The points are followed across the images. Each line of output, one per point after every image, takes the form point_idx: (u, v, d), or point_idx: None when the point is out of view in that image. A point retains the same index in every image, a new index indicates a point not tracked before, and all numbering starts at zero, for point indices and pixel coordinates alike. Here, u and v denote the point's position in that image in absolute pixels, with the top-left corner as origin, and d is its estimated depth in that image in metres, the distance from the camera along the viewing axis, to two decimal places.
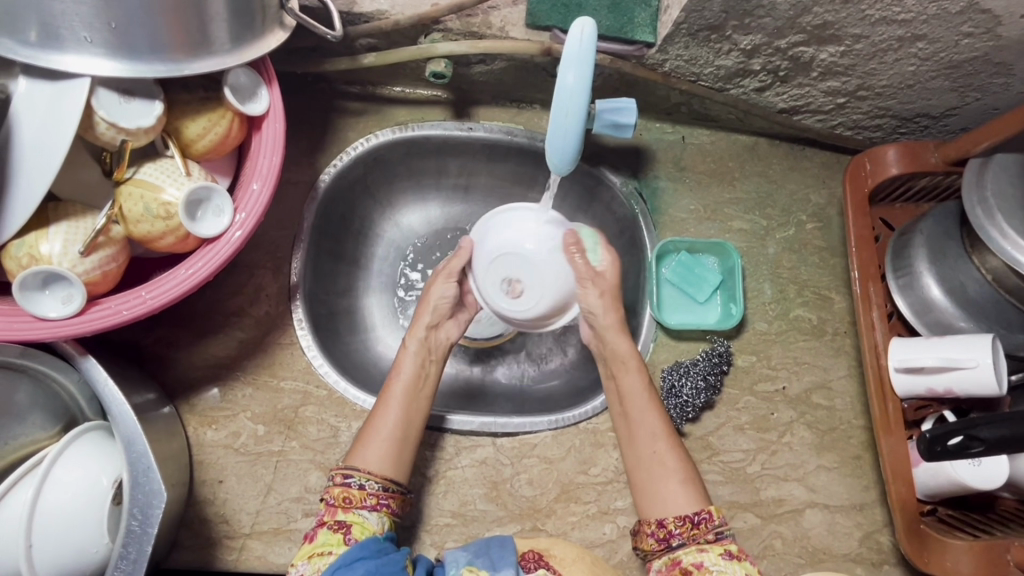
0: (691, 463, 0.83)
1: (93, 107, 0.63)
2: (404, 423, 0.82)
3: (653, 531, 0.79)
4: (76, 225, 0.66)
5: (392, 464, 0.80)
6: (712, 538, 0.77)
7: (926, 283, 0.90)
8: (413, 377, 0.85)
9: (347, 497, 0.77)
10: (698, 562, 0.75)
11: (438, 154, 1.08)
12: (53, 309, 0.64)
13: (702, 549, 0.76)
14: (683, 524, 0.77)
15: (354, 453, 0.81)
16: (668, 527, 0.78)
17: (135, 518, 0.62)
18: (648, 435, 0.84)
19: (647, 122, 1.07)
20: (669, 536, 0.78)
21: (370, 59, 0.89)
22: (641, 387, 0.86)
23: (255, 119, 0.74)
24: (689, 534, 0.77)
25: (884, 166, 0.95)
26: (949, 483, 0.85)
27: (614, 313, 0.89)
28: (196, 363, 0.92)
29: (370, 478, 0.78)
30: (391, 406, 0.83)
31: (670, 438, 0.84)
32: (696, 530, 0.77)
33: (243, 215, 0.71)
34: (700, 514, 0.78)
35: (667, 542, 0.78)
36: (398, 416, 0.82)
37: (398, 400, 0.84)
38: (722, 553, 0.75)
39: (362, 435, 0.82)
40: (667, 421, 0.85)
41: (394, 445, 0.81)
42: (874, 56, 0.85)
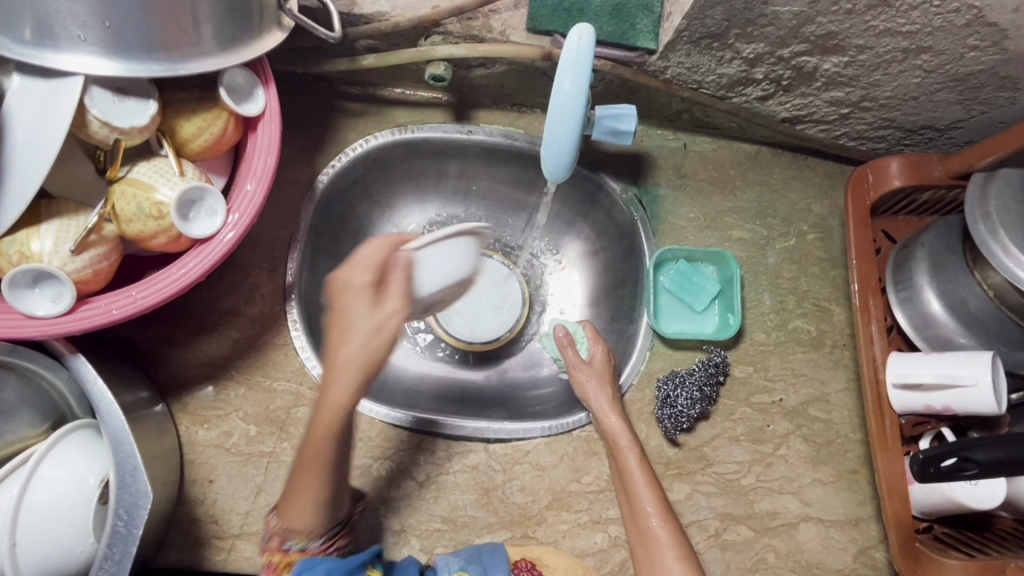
0: (686, 540, 0.81)
1: (86, 105, 0.63)
2: (332, 485, 0.75)
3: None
4: (68, 223, 0.65)
5: (319, 520, 0.75)
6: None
7: (927, 298, 0.89)
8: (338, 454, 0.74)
9: (290, 561, 0.75)
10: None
11: (437, 156, 1.08)
12: (43, 308, 0.64)
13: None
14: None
15: (285, 515, 0.75)
16: None
17: (120, 519, 0.62)
18: (642, 511, 0.83)
19: (649, 128, 1.06)
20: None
21: (370, 61, 0.89)
22: (638, 466, 0.86)
23: (252, 120, 0.74)
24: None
25: (886, 178, 0.94)
26: (946, 501, 0.83)
27: (609, 395, 0.93)
28: (189, 362, 0.92)
29: (311, 541, 0.76)
30: (316, 474, 0.73)
31: (666, 514, 0.83)
32: None
33: (236, 216, 0.70)
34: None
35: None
36: (322, 491, 0.74)
37: (323, 469, 0.73)
38: None
39: (293, 491, 0.74)
40: (662, 496, 0.84)
41: (329, 494, 0.75)
42: (878, 67, 0.84)
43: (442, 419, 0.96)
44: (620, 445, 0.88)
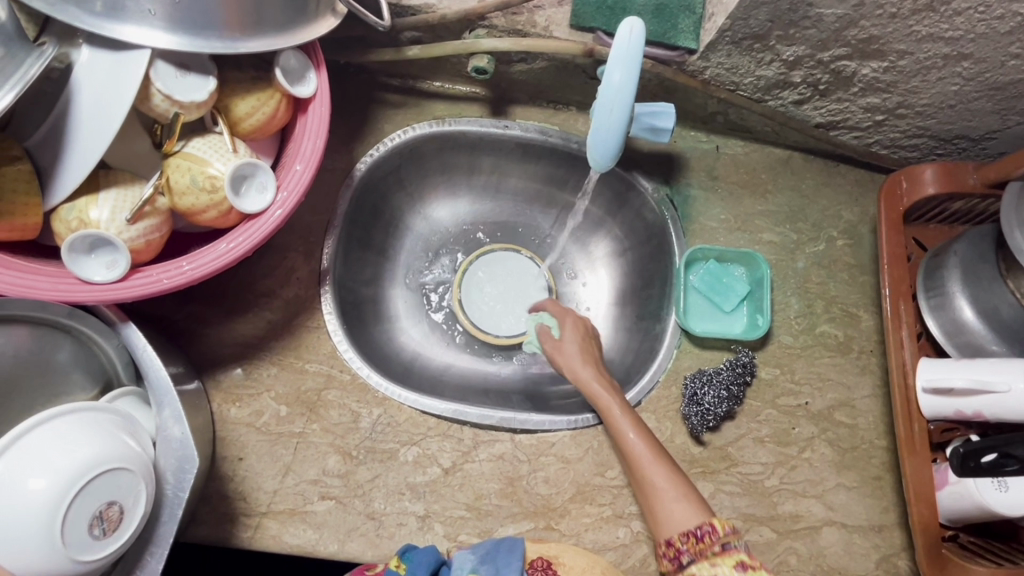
0: (685, 480, 0.81)
1: (151, 79, 0.65)
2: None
3: (662, 551, 0.77)
4: (125, 193, 0.67)
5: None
6: (719, 550, 0.74)
7: (959, 305, 0.89)
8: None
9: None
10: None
11: (471, 150, 1.10)
12: (98, 274, 0.66)
13: (712, 563, 0.73)
14: (687, 540, 0.75)
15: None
16: (676, 545, 0.76)
17: (168, 483, 0.67)
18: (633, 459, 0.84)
19: (682, 130, 1.07)
20: (678, 555, 0.76)
21: (414, 52, 0.91)
22: (623, 418, 0.87)
23: (302, 102, 0.76)
24: (695, 548, 0.75)
25: (920, 185, 0.95)
26: (974, 507, 0.83)
27: (590, 360, 0.96)
28: (224, 341, 0.93)
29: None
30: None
31: (657, 458, 0.83)
32: (701, 545, 0.75)
33: (284, 194, 0.72)
34: (703, 528, 0.75)
35: (677, 561, 0.76)
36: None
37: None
38: (733, 566, 0.73)
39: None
40: (652, 441, 0.85)
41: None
42: (917, 73, 0.85)
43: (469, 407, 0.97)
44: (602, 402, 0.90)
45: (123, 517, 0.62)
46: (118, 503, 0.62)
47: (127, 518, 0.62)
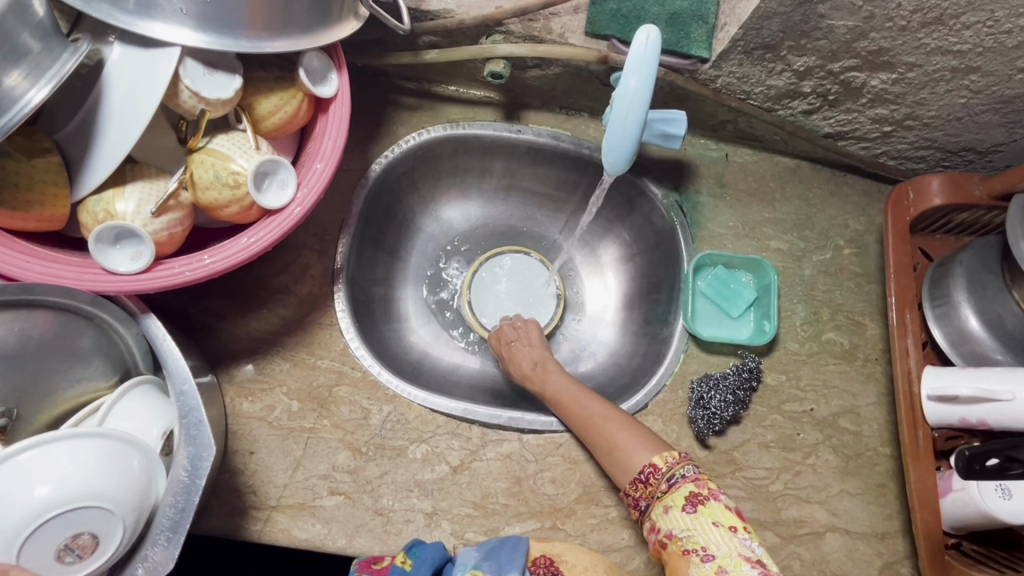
0: (630, 425, 0.89)
1: (180, 75, 0.67)
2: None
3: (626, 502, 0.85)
4: (150, 187, 0.69)
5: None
6: (665, 488, 0.81)
7: (964, 314, 0.90)
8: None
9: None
10: (669, 528, 0.78)
11: (484, 154, 1.11)
12: (123, 265, 0.68)
13: (665, 507, 0.80)
14: (638, 486, 0.83)
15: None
16: (632, 493, 0.84)
17: (185, 468, 0.67)
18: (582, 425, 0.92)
19: (692, 137, 1.09)
20: (637, 502, 0.84)
21: (432, 56, 0.93)
22: (568, 393, 0.95)
23: (324, 102, 0.78)
24: (647, 493, 0.83)
25: (927, 196, 0.96)
26: (978, 514, 0.84)
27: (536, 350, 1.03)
28: (238, 336, 0.95)
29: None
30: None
31: (601, 416, 0.91)
32: (649, 487, 0.82)
33: (304, 191, 0.74)
34: (647, 470, 0.83)
35: (640, 508, 0.84)
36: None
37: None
38: (682, 502, 0.79)
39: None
40: (598, 406, 0.92)
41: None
42: (926, 85, 0.87)
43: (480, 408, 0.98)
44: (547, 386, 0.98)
45: (95, 543, 0.64)
46: (87, 533, 0.63)
47: (101, 545, 0.64)
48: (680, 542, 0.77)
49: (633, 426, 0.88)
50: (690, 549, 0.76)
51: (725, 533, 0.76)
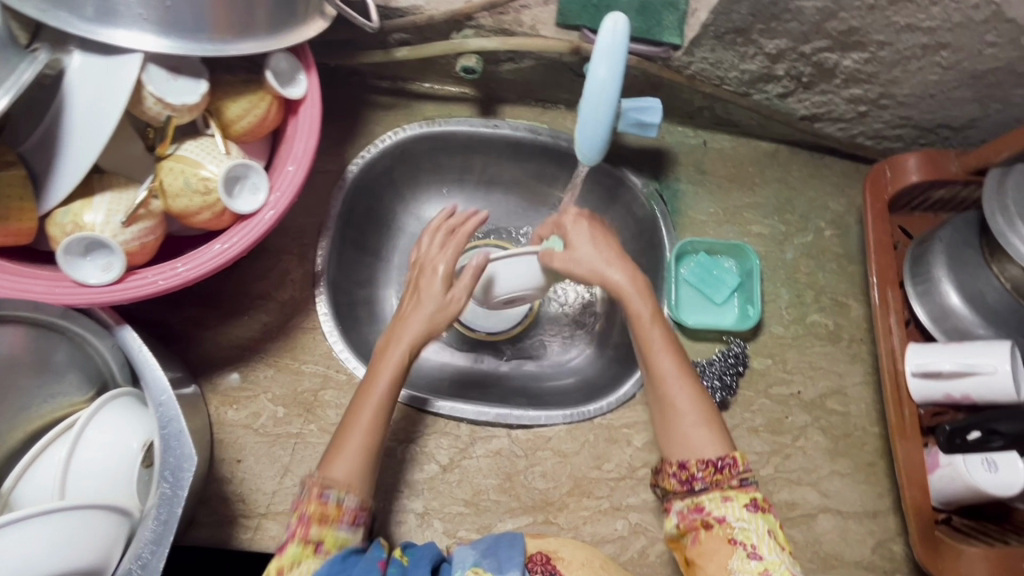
0: (711, 405, 0.78)
1: (143, 82, 0.66)
2: (373, 433, 0.77)
3: (675, 472, 0.75)
4: (119, 196, 0.68)
5: (364, 479, 0.75)
6: (736, 484, 0.73)
7: (945, 290, 0.91)
8: (395, 381, 0.80)
9: (325, 513, 0.71)
10: (720, 516, 0.72)
11: (462, 150, 1.10)
12: (94, 276, 0.67)
13: (725, 496, 0.73)
14: (705, 468, 0.74)
15: (326, 467, 0.74)
16: (691, 469, 0.74)
17: (166, 480, 0.67)
18: (659, 375, 0.79)
19: (670, 126, 1.09)
20: (692, 479, 0.74)
21: (403, 53, 0.92)
22: (658, 338, 0.81)
23: (293, 103, 0.77)
24: (712, 478, 0.74)
25: (904, 174, 0.96)
26: (965, 488, 0.84)
27: (617, 257, 0.87)
28: (221, 344, 0.94)
29: (347, 495, 0.73)
30: (368, 406, 0.78)
31: (686, 373, 0.79)
32: (719, 475, 0.73)
33: (277, 195, 0.73)
34: (725, 458, 0.74)
35: (691, 484, 0.74)
36: (393, 386, 0.79)
37: (375, 403, 0.78)
38: (746, 503, 0.72)
39: (334, 446, 0.76)
40: (684, 361, 0.80)
41: (367, 454, 0.76)
42: (897, 64, 0.87)
43: (437, 400, 0.97)
44: (641, 316, 0.82)
45: None
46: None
47: None
48: (730, 530, 0.71)
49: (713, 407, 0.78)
50: (738, 541, 0.70)
51: (778, 545, 0.71)
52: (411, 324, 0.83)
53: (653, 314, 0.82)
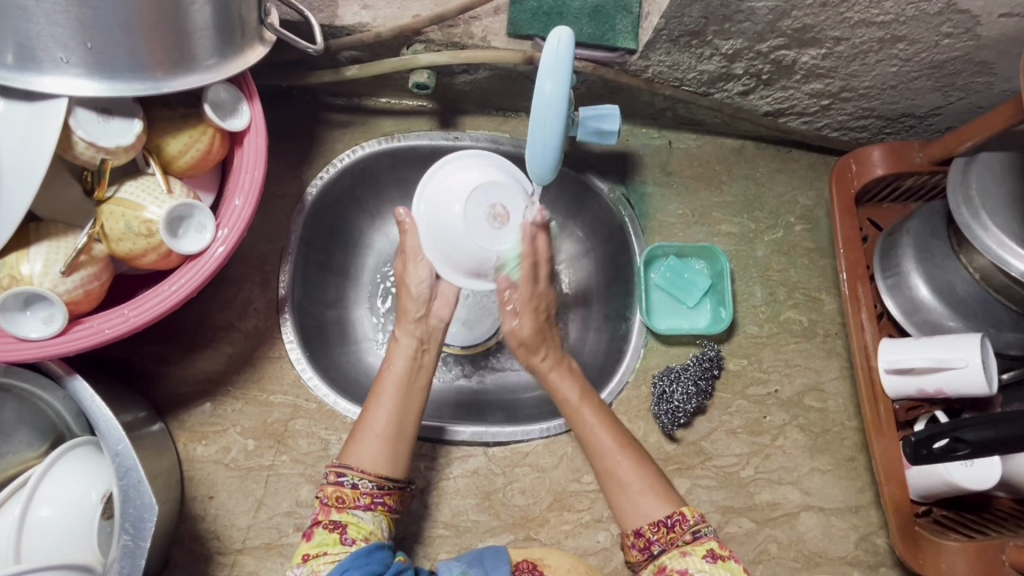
0: (655, 466, 0.79)
1: (71, 127, 0.64)
2: (397, 418, 0.79)
3: (633, 542, 0.75)
4: (58, 244, 0.66)
5: (387, 461, 0.77)
6: (690, 539, 0.73)
7: (915, 283, 0.90)
8: (409, 367, 0.83)
9: (340, 496, 0.74)
10: (682, 569, 0.71)
11: (424, 164, 1.07)
12: (35, 330, 0.65)
13: (683, 552, 0.72)
14: (659, 530, 0.74)
15: (348, 451, 0.77)
16: (646, 535, 0.74)
17: (127, 532, 0.65)
18: (599, 450, 0.80)
19: (634, 128, 1.07)
20: (649, 545, 0.74)
21: (353, 72, 0.90)
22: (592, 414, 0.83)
23: (238, 135, 0.74)
24: (666, 538, 0.74)
25: (869, 167, 0.95)
26: (941, 483, 0.84)
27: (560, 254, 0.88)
28: (185, 380, 0.92)
29: (364, 478, 0.75)
30: (382, 402, 0.80)
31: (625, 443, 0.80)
32: (672, 533, 0.73)
33: (225, 230, 0.71)
34: (674, 517, 0.74)
35: (649, 551, 0.74)
36: (401, 371, 0.82)
37: (390, 394, 0.81)
38: (705, 555, 0.71)
39: (356, 431, 0.78)
40: (622, 433, 0.82)
41: (388, 439, 0.78)
42: (855, 58, 0.85)
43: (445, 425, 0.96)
44: (570, 400, 0.84)
45: None
46: None
47: None
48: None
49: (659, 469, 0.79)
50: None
51: None
52: (408, 315, 0.85)
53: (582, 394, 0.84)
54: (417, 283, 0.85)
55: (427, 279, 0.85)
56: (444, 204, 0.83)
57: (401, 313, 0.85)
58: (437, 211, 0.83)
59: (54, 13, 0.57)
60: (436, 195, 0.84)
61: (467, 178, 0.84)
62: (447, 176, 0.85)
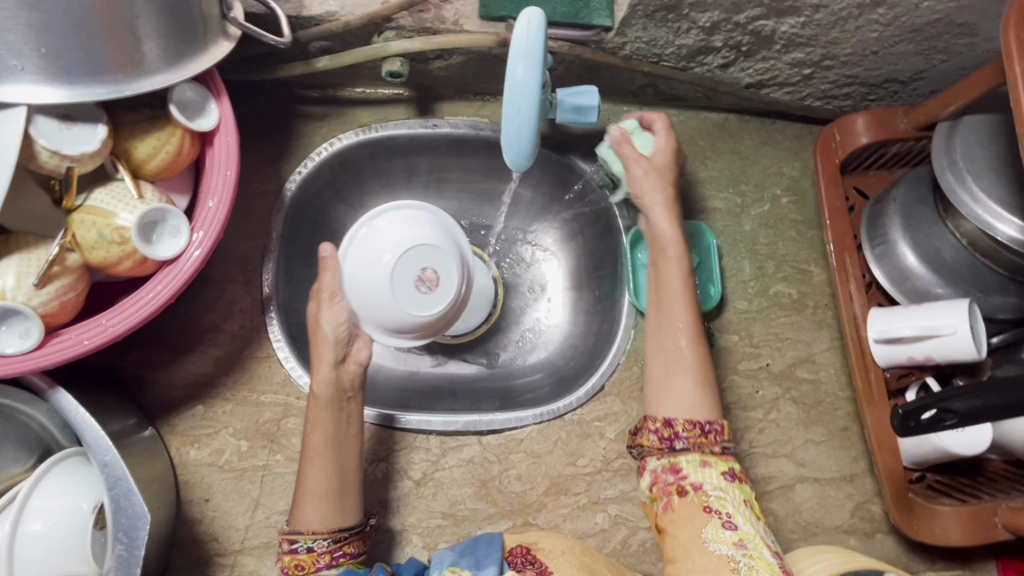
0: (710, 368, 0.82)
1: (33, 136, 0.62)
2: (335, 474, 0.78)
3: (658, 428, 0.77)
4: (28, 257, 0.65)
5: (338, 515, 0.78)
6: (716, 450, 0.77)
7: (902, 252, 0.89)
8: (333, 421, 0.80)
9: (298, 564, 0.74)
10: (698, 483, 0.75)
11: (405, 153, 1.06)
12: (12, 345, 0.64)
13: (704, 463, 0.76)
14: (691, 428, 0.77)
15: (296, 515, 0.77)
16: (676, 427, 0.77)
17: (120, 541, 0.64)
18: (671, 329, 0.83)
19: (615, 106, 1.05)
20: (674, 437, 0.77)
21: (324, 63, 0.87)
22: (682, 293, 0.84)
23: (207, 134, 0.73)
24: (695, 439, 0.77)
25: (853, 135, 0.95)
26: (933, 449, 0.85)
27: (667, 189, 0.89)
28: (174, 384, 0.91)
29: (317, 539, 0.75)
30: (317, 461, 0.78)
31: (697, 335, 0.83)
32: (703, 439, 0.77)
33: (201, 233, 0.70)
34: (712, 424, 0.78)
35: (671, 442, 0.77)
36: (325, 430, 0.80)
37: (321, 454, 0.79)
38: (725, 471, 0.76)
39: (298, 495, 0.78)
40: (698, 320, 0.84)
41: (334, 496, 0.78)
42: (835, 24, 0.84)
43: (398, 413, 0.95)
44: (668, 258, 0.86)
45: None
46: None
47: None
48: (705, 497, 0.74)
49: (711, 373, 0.82)
50: (713, 509, 0.73)
51: (753, 516, 0.75)
52: (324, 362, 0.80)
53: (678, 254, 0.86)
54: (332, 326, 0.82)
55: (342, 320, 0.82)
56: (375, 253, 0.87)
57: (315, 362, 0.81)
58: (366, 260, 0.87)
59: (3, 20, 0.56)
60: (368, 244, 0.88)
61: (402, 233, 0.88)
62: (383, 225, 0.89)
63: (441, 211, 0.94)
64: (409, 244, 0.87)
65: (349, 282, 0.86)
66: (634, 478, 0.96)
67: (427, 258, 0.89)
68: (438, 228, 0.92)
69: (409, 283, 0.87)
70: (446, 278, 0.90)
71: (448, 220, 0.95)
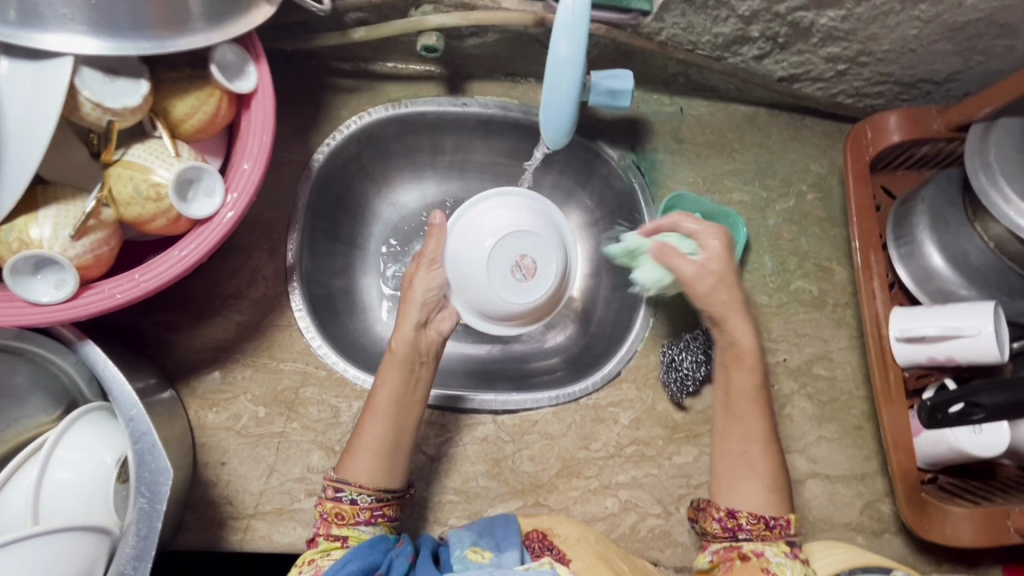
0: (781, 470, 0.82)
1: (77, 87, 0.62)
2: (392, 433, 0.79)
3: (721, 517, 0.80)
4: (66, 208, 0.65)
5: (385, 474, 0.78)
6: (781, 538, 0.78)
7: (928, 252, 0.89)
8: (404, 377, 0.81)
9: (339, 512, 0.76)
10: (759, 552, 0.77)
11: (433, 130, 1.06)
12: (46, 294, 0.65)
13: (767, 543, 0.78)
14: (755, 522, 0.78)
15: (345, 463, 0.78)
16: (739, 520, 0.79)
17: (143, 495, 0.65)
18: (745, 437, 0.82)
19: (645, 94, 1.05)
20: (738, 528, 0.79)
21: (359, 34, 0.88)
22: (756, 400, 0.83)
23: (244, 97, 0.73)
24: (759, 531, 0.78)
25: (886, 133, 0.94)
26: (949, 450, 0.85)
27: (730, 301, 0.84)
28: (195, 347, 0.92)
29: (361, 493, 0.76)
30: (377, 416, 0.80)
31: (773, 449, 0.82)
32: (768, 531, 0.78)
33: (235, 194, 0.70)
34: (778, 520, 0.79)
35: (734, 531, 0.79)
36: (393, 386, 0.81)
37: (384, 410, 0.80)
38: (784, 553, 0.77)
39: (351, 445, 0.79)
40: (770, 428, 0.83)
41: (383, 454, 0.78)
42: (876, 19, 0.84)
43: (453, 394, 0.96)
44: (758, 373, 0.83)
45: None
46: None
47: None
48: (766, 562, 0.76)
49: (782, 475, 0.82)
50: (771, 571, 0.75)
51: None
52: (410, 319, 0.84)
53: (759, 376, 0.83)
54: (424, 290, 0.86)
55: (434, 286, 0.87)
56: (478, 236, 0.94)
57: (401, 320, 0.84)
58: (469, 240, 0.94)
59: None
60: (470, 225, 0.95)
61: (508, 219, 0.95)
62: (494, 206, 0.96)
63: (551, 205, 1.01)
64: (511, 232, 0.94)
65: (450, 255, 0.94)
66: (645, 465, 0.96)
67: (526, 247, 0.95)
68: (540, 219, 0.98)
69: (507, 269, 0.94)
70: (541, 271, 0.96)
71: (550, 208, 1.00)
